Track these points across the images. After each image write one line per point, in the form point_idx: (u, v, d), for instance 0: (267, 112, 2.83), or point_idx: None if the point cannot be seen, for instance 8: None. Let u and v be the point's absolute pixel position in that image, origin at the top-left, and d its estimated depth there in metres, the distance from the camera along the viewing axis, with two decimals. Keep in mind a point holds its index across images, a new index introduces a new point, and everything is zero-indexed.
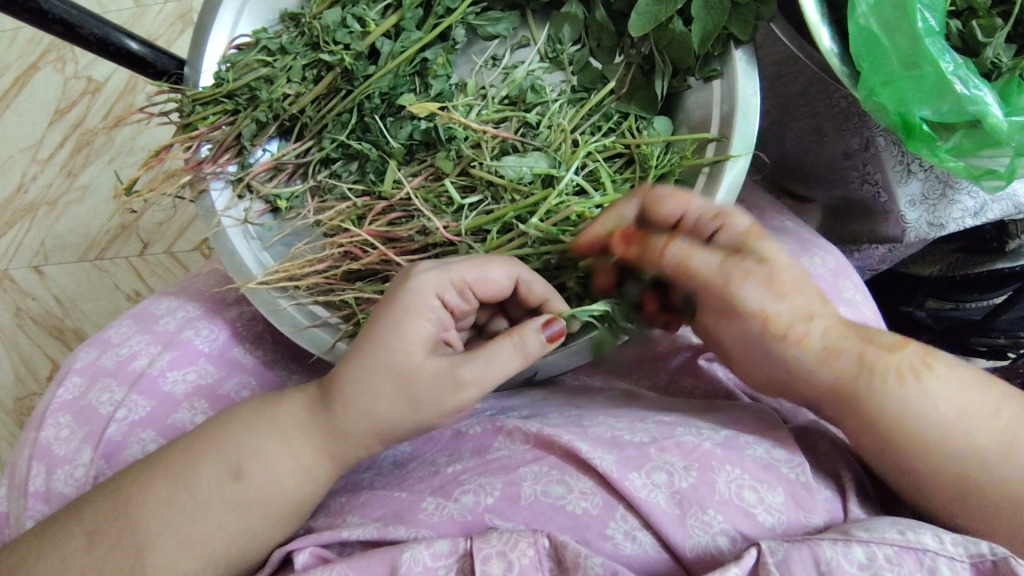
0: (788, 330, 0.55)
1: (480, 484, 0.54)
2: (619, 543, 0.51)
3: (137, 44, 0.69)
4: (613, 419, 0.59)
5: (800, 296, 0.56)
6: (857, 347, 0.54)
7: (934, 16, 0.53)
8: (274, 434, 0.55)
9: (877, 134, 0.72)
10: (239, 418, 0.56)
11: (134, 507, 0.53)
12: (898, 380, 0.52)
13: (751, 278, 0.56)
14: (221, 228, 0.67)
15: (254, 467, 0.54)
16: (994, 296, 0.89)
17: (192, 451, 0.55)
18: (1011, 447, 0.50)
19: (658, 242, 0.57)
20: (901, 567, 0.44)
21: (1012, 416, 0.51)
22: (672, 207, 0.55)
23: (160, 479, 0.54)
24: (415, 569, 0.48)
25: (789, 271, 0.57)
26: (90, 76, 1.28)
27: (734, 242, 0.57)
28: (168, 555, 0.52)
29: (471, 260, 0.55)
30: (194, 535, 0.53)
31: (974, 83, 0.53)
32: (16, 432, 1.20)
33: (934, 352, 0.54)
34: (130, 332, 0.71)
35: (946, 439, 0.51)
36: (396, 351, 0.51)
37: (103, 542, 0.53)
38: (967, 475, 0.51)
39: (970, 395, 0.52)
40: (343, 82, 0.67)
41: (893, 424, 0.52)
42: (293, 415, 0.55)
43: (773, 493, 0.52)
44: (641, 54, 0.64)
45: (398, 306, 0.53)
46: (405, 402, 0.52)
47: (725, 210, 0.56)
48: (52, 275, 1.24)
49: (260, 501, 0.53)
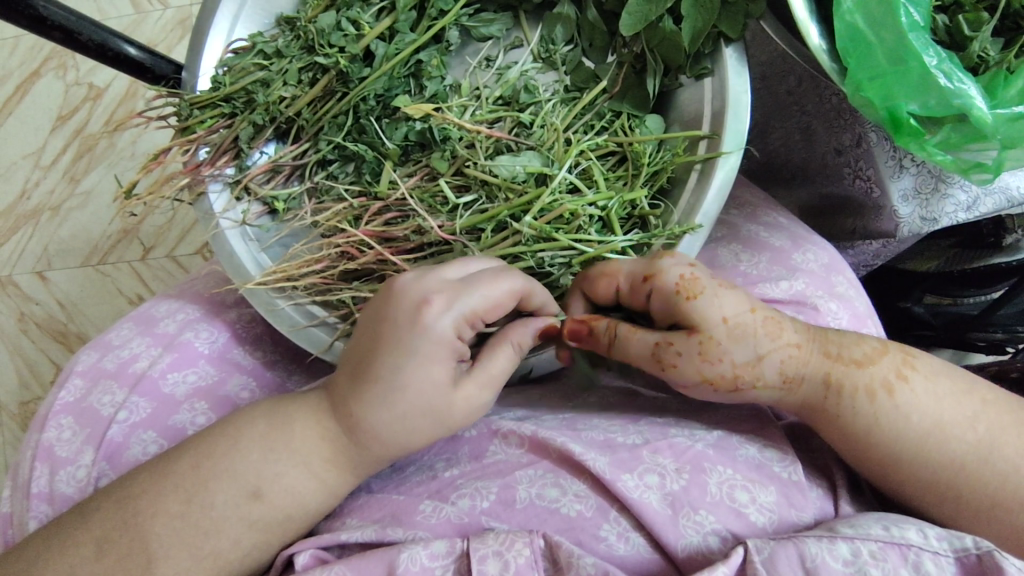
0: (738, 388, 0.54)
1: (476, 487, 0.54)
2: (613, 544, 0.51)
3: (136, 49, 0.70)
4: (608, 421, 0.59)
5: (744, 347, 0.53)
6: (822, 370, 0.54)
7: (918, 12, 0.54)
8: (287, 451, 0.54)
9: (868, 129, 0.72)
10: (249, 435, 0.55)
11: (145, 518, 0.54)
12: (868, 400, 0.53)
13: (688, 357, 0.53)
14: (220, 229, 0.68)
15: (272, 485, 0.54)
16: (992, 292, 0.89)
17: (203, 471, 0.54)
18: (988, 455, 0.52)
19: (601, 324, 0.56)
20: (886, 562, 0.45)
21: (988, 426, 0.53)
22: (604, 284, 0.57)
23: (173, 494, 0.54)
24: (412, 570, 0.49)
25: (727, 323, 0.53)
26: (91, 82, 1.30)
27: (668, 302, 0.54)
28: (179, 563, 0.53)
29: (487, 287, 0.52)
30: (206, 547, 0.53)
31: (958, 77, 0.54)
32: (21, 436, 1.21)
33: (911, 362, 0.54)
34: (131, 334, 0.72)
35: (923, 446, 0.52)
36: (422, 390, 0.52)
37: (113, 550, 0.53)
38: (947, 478, 0.52)
39: (945, 404, 0.53)
40: (338, 84, 0.68)
41: (870, 442, 0.53)
42: (306, 433, 0.55)
43: (764, 492, 0.53)
44: (633, 53, 0.64)
45: (417, 350, 0.52)
46: (429, 431, 0.53)
47: (653, 269, 0.54)
48: (56, 280, 1.25)
49: (274, 512, 0.54)
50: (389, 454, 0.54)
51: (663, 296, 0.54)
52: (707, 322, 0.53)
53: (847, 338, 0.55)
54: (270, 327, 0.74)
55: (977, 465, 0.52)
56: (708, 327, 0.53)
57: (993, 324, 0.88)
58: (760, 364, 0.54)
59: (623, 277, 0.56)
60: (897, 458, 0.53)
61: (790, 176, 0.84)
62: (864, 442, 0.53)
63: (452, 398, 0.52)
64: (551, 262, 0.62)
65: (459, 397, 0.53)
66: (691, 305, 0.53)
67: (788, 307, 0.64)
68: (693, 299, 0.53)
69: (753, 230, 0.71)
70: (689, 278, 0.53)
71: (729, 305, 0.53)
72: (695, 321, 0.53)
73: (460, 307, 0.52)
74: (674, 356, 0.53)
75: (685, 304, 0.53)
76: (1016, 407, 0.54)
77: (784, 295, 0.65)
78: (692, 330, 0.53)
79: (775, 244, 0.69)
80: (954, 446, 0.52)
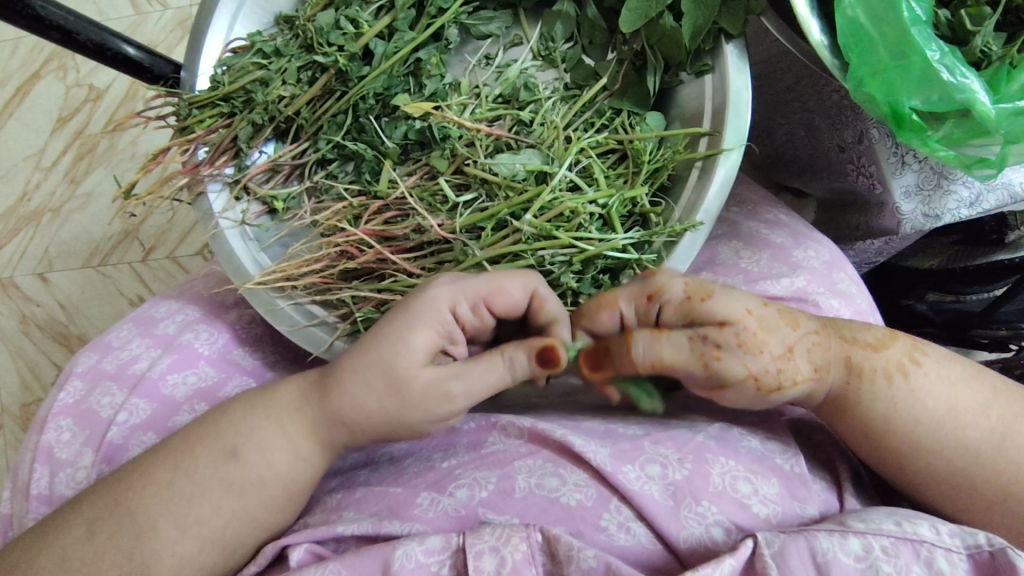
0: (781, 386, 0.52)
1: (475, 478, 0.54)
2: (614, 534, 0.50)
3: (135, 49, 0.70)
4: (608, 413, 0.59)
5: (776, 339, 0.52)
6: (842, 354, 0.54)
7: (920, 6, 0.54)
8: (269, 422, 0.55)
9: (870, 125, 0.71)
10: (235, 405, 0.56)
11: (135, 494, 0.54)
12: (886, 382, 0.53)
13: (730, 350, 0.51)
14: (220, 230, 0.67)
15: (264, 470, 0.54)
16: (995, 288, 0.88)
17: (191, 438, 0.55)
18: (1002, 442, 0.52)
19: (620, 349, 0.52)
20: (898, 558, 0.44)
21: (1001, 414, 0.52)
22: (608, 314, 0.55)
23: (160, 464, 0.54)
24: (408, 566, 0.48)
25: (754, 314, 0.52)
26: (91, 84, 1.30)
27: (684, 311, 0.53)
28: (165, 538, 0.53)
29: (504, 281, 0.54)
30: (190, 518, 0.53)
31: (961, 71, 0.53)
32: (22, 438, 1.21)
33: (921, 347, 0.55)
34: (131, 335, 0.71)
35: (937, 434, 0.52)
36: (399, 355, 0.52)
37: (103, 529, 0.53)
38: (961, 471, 0.52)
39: (959, 389, 0.53)
40: (338, 83, 0.67)
41: (888, 428, 0.53)
42: (287, 400, 0.56)
43: (767, 484, 0.52)
44: (633, 50, 0.64)
45: (409, 313, 0.53)
46: (392, 409, 0.53)
47: (657, 283, 0.54)
48: (57, 282, 1.25)
49: (266, 489, 0.54)
50: (377, 435, 0.55)
51: (677, 305, 0.53)
52: (731, 317, 0.52)
53: (857, 324, 0.56)
54: (270, 327, 0.73)
55: (987, 457, 0.52)
56: (734, 323, 0.51)
57: (997, 320, 0.86)
58: (793, 356, 0.52)
59: (626, 301, 0.55)
60: (908, 445, 0.52)
61: (796, 171, 0.85)
62: (873, 431, 0.53)
63: (421, 374, 0.52)
64: (552, 259, 0.61)
65: (428, 375, 0.52)
66: (711, 304, 0.52)
67: (790, 303, 0.64)
68: (708, 300, 0.52)
69: (754, 227, 0.70)
70: (694, 284, 0.53)
71: (745, 300, 0.53)
72: (721, 316, 0.52)
73: (462, 285, 0.54)
74: (715, 350, 0.51)
75: (703, 304, 0.52)
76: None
77: (785, 293, 0.64)
78: (723, 324, 0.51)
79: (777, 241, 0.69)
80: (970, 433, 0.52)
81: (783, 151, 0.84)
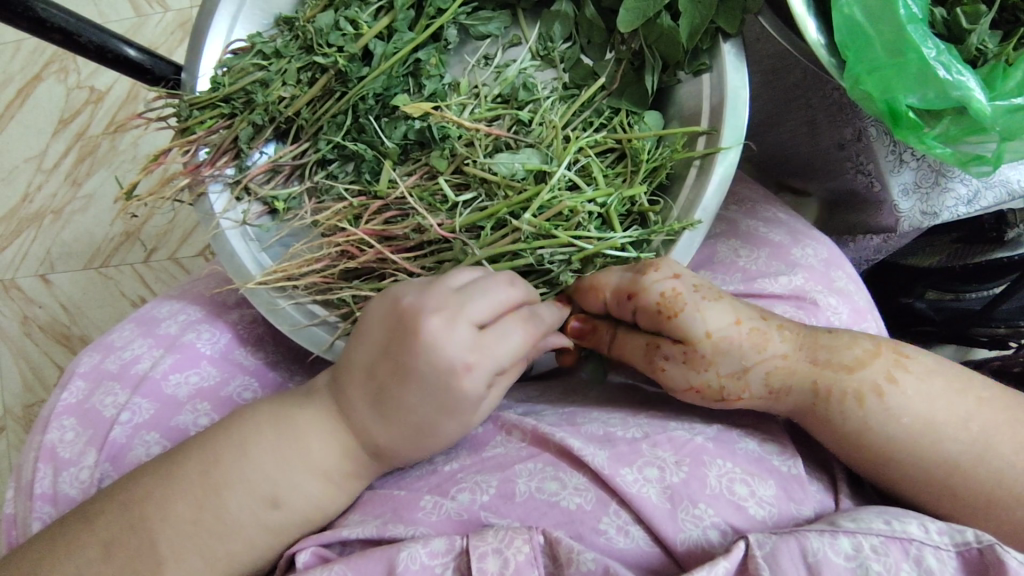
0: (726, 399, 0.57)
1: (476, 481, 0.55)
2: (613, 538, 0.50)
3: (135, 50, 0.70)
4: (607, 414, 0.59)
5: (729, 360, 0.55)
6: (809, 379, 0.54)
7: (915, 4, 0.54)
8: (305, 472, 0.55)
9: (868, 124, 0.71)
10: (261, 446, 0.55)
11: (156, 521, 0.54)
12: (856, 404, 0.53)
13: (675, 364, 0.57)
14: (221, 230, 0.68)
15: (285, 488, 0.54)
16: (992, 287, 0.89)
17: (213, 481, 0.54)
18: (983, 454, 0.52)
19: (603, 336, 0.62)
20: (888, 557, 0.45)
21: (982, 426, 0.53)
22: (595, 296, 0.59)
23: (182, 500, 0.54)
24: (411, 568, 0.49)
25: (711, 338, 0.55)
26: (93, 86, 1.31)
27: (654, 317, 0.57)
28: (188, 565, 0.54)
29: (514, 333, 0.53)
30: (219, 551, 0.54)
31: (957, 69, 0.53)
32: (24, 438, 1.21)
33: (903, 362, 0.54)
34: (133, 335, 0.72)
35: (918, 448, 0.52)
36: (444, 430, 0.54)
37: (121, 551, 0.53)
38: (939, 476, 0.53)
39: (939, 405, 0.53)
40: (337, 84, 0.68)
41: (863, 443, 0.53)
42: (327, 458, 0.55)
43: (764, 486, 0.53)
44: (631, 50, 0.64)
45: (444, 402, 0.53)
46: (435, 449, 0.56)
47: (640, 282, 0.56)
48: (59, 282, 1.25)
49: (270, 497, 0.54)
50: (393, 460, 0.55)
51: (648, 312, 0.56)
52: (691, 336, 0.55)
53: (838, 342, 0.55)
54: (271, 328, 0.74)
55: (968, 465, 0.52)
56: (689, 343, 0.56)
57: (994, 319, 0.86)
58: (746, 376, 0.56)
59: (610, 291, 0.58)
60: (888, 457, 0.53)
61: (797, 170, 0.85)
62: (851, 436, 0.54)
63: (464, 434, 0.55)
64: (551, 259, 0.61)
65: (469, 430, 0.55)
66: (675, 321, 0.56)
67: (789, 302, 0.64)
68: (674, 316, 0.56)
69: (753, 225, 0.71)
70: (671, 296, 0.55)
71: (718, 319, 0.55)
72: (681, 334, 0.56)
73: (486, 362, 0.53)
74: (663, 360, 0.57)
75: (669, 321, 0.56)
76: (1013, 405, 0.54)
77: (784, 291, 0.65)
78: (679, 340, 0.56)
79: (775, 239, 0.69)
80: (950, 446, 0.52)
81: (785, 149, 0.83)
